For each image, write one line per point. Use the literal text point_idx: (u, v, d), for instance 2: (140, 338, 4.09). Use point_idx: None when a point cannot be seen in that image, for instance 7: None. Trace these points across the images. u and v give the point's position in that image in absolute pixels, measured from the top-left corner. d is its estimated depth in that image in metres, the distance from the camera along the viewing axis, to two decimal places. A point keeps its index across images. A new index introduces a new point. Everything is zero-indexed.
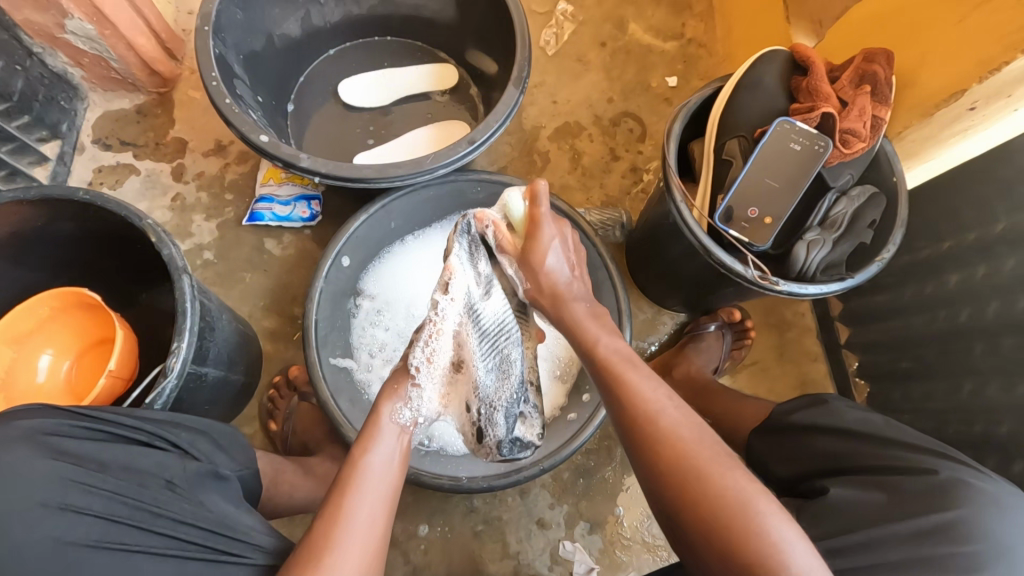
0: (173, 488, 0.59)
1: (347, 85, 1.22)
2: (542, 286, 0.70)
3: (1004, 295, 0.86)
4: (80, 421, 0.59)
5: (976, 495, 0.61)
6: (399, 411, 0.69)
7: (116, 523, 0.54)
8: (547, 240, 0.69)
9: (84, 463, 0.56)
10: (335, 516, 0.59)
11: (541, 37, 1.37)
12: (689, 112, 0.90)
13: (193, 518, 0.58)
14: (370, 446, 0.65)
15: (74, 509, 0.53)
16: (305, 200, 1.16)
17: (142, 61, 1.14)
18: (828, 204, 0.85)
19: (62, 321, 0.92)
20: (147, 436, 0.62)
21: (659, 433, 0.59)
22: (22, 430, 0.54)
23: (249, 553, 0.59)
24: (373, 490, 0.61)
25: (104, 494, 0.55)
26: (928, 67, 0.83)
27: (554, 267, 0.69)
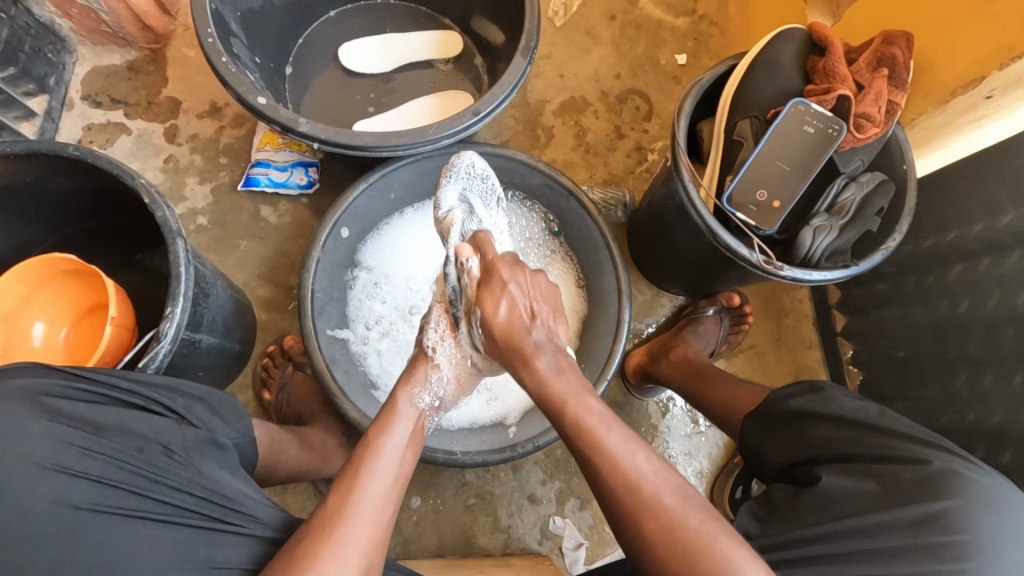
0: (171, 454, 0.59)
1: (347, 49, 1.18)
2: (505, 326, 0.67)
3: (1006, 286, 0.86)
4: (77, 382, 0.58)
5: (968, 486, 0.61)
6: (419, 396, 0.73)
7: (114, 487, 0.53)
8: (499, 292, 0.68)
9: (80, 426, 0.55)
10: (343, 502, 0.60)
11: (550, 7, 1.32)
12: (700, 91, 0.87)
13: (190, 486, 0.58)
14: (388, 429, 0.68)
15: (70, 472, 0.51)
16: (303, 167, 1.13)
17: (134, 15, 1.09)
18: (837, 189, 0.84)
19: (48, 288, 0.89)
20: (145, 399, 0.62)
21: (626, 488, 0.58)
22: (17, 388, 0.53)
23: (248, 524, 0.60)
24: (387, 471, 0.64)
25: (101, 457, 0.54)
26: (949, 52, 0.81)
27: (511, 308, 0.67)
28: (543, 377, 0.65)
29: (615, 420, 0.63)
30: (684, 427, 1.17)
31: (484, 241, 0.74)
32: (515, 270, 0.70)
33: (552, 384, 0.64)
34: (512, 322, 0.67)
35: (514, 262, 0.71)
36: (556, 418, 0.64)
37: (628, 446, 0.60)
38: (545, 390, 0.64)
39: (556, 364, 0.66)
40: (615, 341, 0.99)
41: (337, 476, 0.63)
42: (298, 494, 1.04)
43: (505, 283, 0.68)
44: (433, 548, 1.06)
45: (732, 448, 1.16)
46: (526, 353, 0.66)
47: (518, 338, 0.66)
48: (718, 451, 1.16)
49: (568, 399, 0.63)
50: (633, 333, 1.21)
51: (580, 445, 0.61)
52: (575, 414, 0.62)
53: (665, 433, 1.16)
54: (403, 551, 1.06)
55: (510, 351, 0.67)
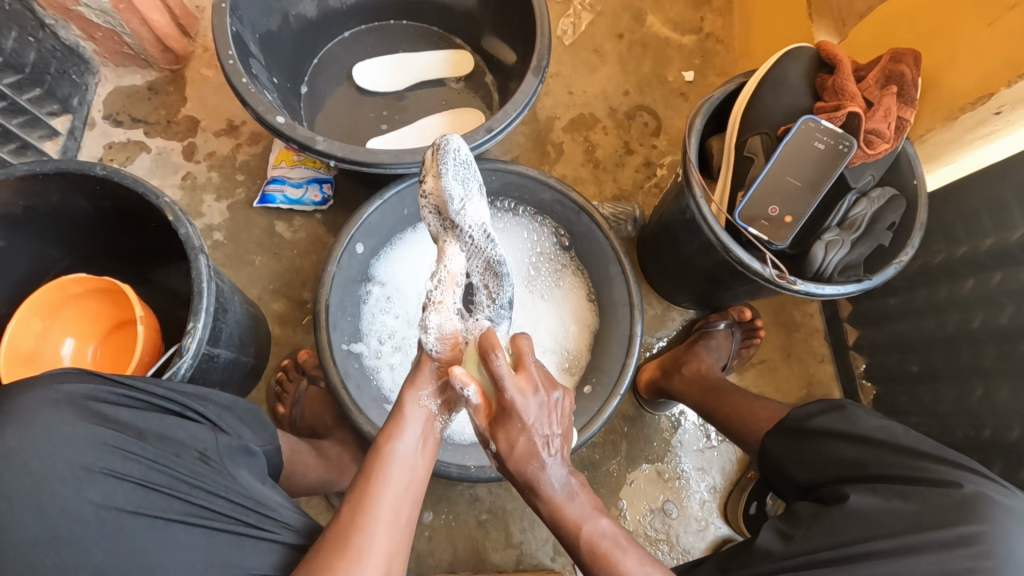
0: (206, 460, 0.59)
1: (361, 69, 1.21)
2: (517, 459, 0.66)
3: (1019, 301, 0.86)
4: (118, 388, 0.59)
5: (1000, 510, 0.61)
6: (425, 399, 0.70)
7: (153, 492, 0.54)
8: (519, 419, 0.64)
9: (123, 431, 0.56)
10: (357, 511, 0.60)
11: (558, 26, 1.35)
12: (710, 108, 0.89)
13: (224, 493, 0.58)
14: (395, 434, 0.67)
15: (115, 475, 0.53)
16: (317, 183, 1.15)
17: (156, 38, 1.12)
18: (848, 204, 0.85)
19: (66, 309, 0.90)
20: (181, 405, 0.62)
21: None
22: (64, 393, 0.55)
23: (282, 531, 0.60)
24: (399, 478, 0.64)
25: (142, 462, 0.55)
26: (956, 71, 0.82)
27: (525, 444, 0.65)
28: (557, 504, 0.66)
29: (630, 539, 0.67)
30: (697, 441, 1.16)
31: (494, 363, 0.64)
32: (536, 399, 0.65)
33: (564, 518, 0.66)
34: (523, 454, 0.65)
35: (533, 386, 0.66)
36: (567, 535, 0.66)
37: (640, 564, 0.64)
38: (559, 516, 0.66)
39: (568, 486, 0.67)
40: (627, 355, 0.99)
41: (350, 483, 0.63)
42: (311, 509, 1.04)
43: (524, 423, 0.65)
44: (444, 563, 1.06)
45: (745, 463, 1.15)
46: (540, 492, 0.66)
47: (531, 474, 0.66)
48: (731, 466, 1.15)
49: (583, 528, 0.66)
50: (644, 347, 1.21)
51: (594, 567, 0.65)
52: (590, 538, 0.65)
53: (677, 447, 1.15)
54: (415, 566, 1.05)
55: (521, 481, 0.67)
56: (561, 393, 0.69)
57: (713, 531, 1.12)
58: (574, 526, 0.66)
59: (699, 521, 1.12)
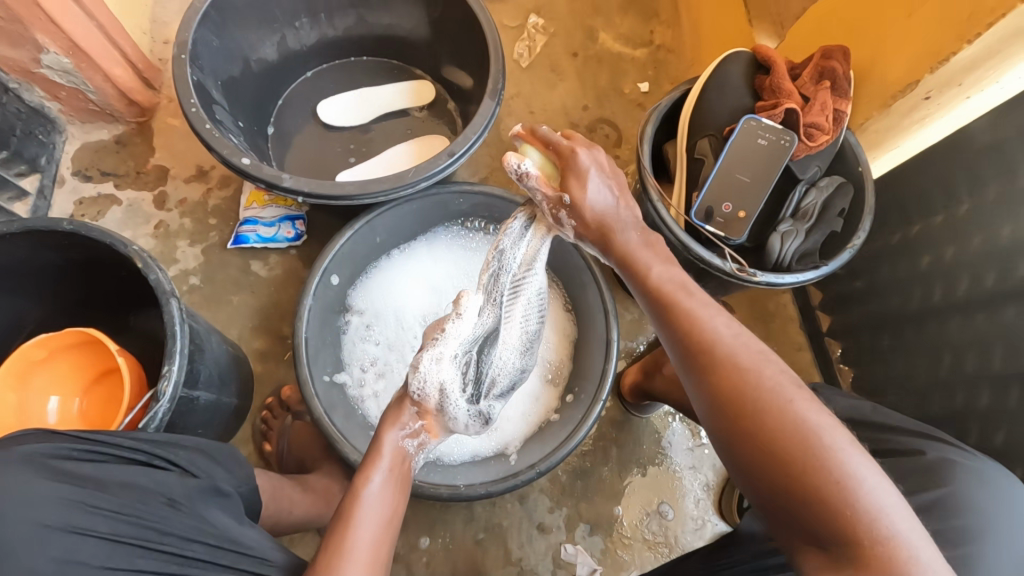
0: (176, 506, 0.60)
1: (325, 106, 1.24)
2: (599, 212, 0.65)
3: (973, 271, 0.89)
4: (78, 444, 0.59)
5: (964, 472, 0.63)
6: (401, 437, 0.69)
7: (122, 543, 0.55)
8: (586, 173, 0.65)
9: (86, 484, 0.56)
10: (333, 558, 0.58)
11: (514, 50, 1.40)
12: (659, 115, 0.93)
13: (198, 536, 0.59)
14: (369, 474, 0.65)
15: (80, 531, 0.53)
16: (290, 220, 1.17)
17: (120, 92, 1.15)
18: (799, 195, 0.89)
19: (38, 377, 0.90)
20: (148, 454, 0.63)
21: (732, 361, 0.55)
22: (20, 453, 0.54)
23: (265, 568, 0.62)
24: (372, 517, 0.62)
25: (109, 514, 0.55)
26: (885, 60, 0.86)
27: (601, 186, 0.65)
28: (632, 246, 0.65)
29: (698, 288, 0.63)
30: (686, 440, 1.17)
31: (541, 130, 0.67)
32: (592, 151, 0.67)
33: (640, 257, 0.65)
34: (592, 195, 0.65)
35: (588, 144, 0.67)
36: (637, 282, 0.65)
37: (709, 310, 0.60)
38: (636, 265, 0.64)
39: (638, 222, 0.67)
40: (606, 361, 1.01)
41: (328, 527, 0.62)
42: (306, 545, 1.03)
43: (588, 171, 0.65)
44: None
45: None
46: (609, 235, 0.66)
47: (611, 216, 0.66)
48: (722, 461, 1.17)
49: (652, 275, 0.63)
50: (625, 351, 1.23)
51: (662, 305, 0.61)
52: (659, 284, 0.62)
53: (667, 448, 1.16)
54: None
55: (602, 228, 0.66)
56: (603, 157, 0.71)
57: (711, 528, 1.13)
58: (649, 269, 0.64)
59: (696, 521, 1.13)
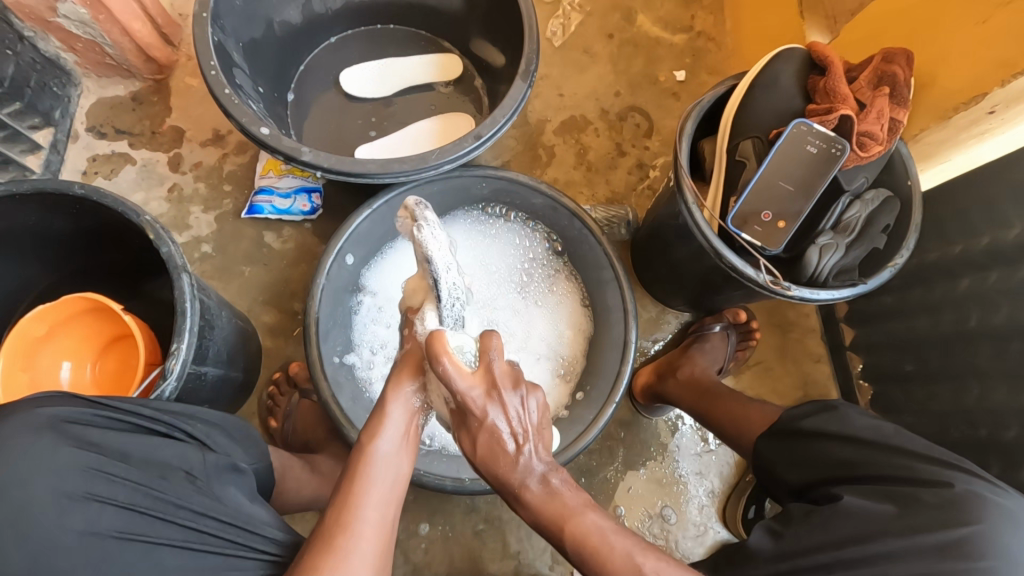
0: (193, 480, 0.58)
1: (348, 75, 1.19)
2: (485, 456, 0.62)
3: (1015, 300, 0.85)
4: (98, 409, 0.58)
5: (992, 509, 0.60)
6: (410, 396, 0.68)
7: (140, 514, 0.54)
8: (485, 417, 0.62)
9: (105, 452, 0.55)
10: (342, 516, 0.59)
11: (548, 28, 1.33)
12: (701, 111, 0.87)
13: (214, 512, 0.58)
14: (376, 433, 0.65)
15: (100, 500, 0.52)
16: (306, 193, 1.13)
17: (138, 47, 1.10)
18: (842, 206, 0.84)
19: (43, 353, 0.87)
20: (166, 425, 0.61)
21: None
22: (45, 417, 0.53)
23: (274, 547, 0.60)
24: (381, 482, 0.62)
25: (128, 484, 0.54)
26: (951, 67, 0.80)
27: (498, 435, 0.62)
28: (535, 508, 0.61)
29: (620, 529, 0.61)
30: (694, 445, 1.15)
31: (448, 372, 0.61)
32: (491, 400, 0.62)
33: (546, 510, 0.61)
34: (489, 437, 0.62)
35: (487, 387, 0.62)
36: (538, 520, 0.62)
37: (620, 538, 0.59)
38: (538, 517, 0.61)
39: (542, 476, 0.62)
40: (621, 363, 0.98)
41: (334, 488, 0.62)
42: (305, 523, 1.03)
43: (480, 417, 0.62)
44: (443, 574, 1.05)
45: (743, 466, 1.15)
46: (514, 489, 0.62)
47: (504, 469, 0.62)
48: (729, 470, 1.15)
49: (568, 519, 0.60)
50: (639, 351, 1.20)
51: (589, 565, 0.59)
52: (575, 534, 0.59)
53: (674, 452, 1.15)
54: None
55: (499, 485, 0.63)
56: (525, 392, 0.63)
57: (712, 535, 1.11)
58: (558, 518, 0.60)
59: (697, 527, 1.11)
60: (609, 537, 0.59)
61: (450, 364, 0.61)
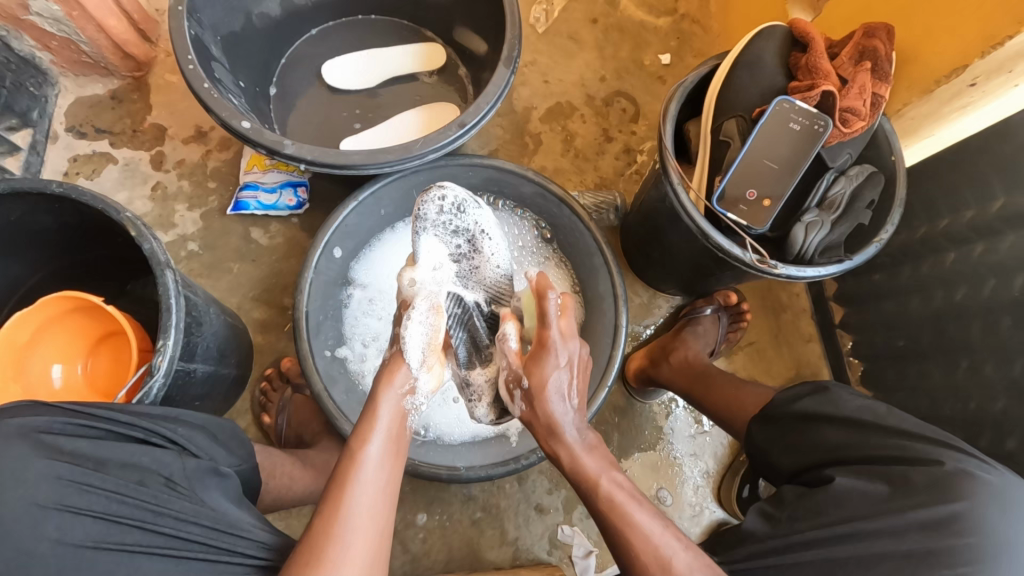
0: (172, 486, 0.58)
1: (330, 67, 1.18)
2: (542, 399, 0.70)
3: (1002, 273, 0.86)
4: (73, 419, 0.57)
5: (982, 487, 0.61)
6: (399, 388, 0.73)
7: (118, 523, 0.54)
8: (553, 356, 0.70)
9: (80, 462, 0.55)
10: (332, 518, 0.59)
11: (531, 14, 1.32)
12: (685, 92, 0.87)
13: (194, 518, 0.57)
14: (368, 436, 0.67)
15: (73, 509, 0.52)
16: (291, 187, 1.12)
17: (115, 44, 1.09)
18: (826, 184, 0.84)
19: (31, 363, 0.87)
20: (146, 430, 0.61)
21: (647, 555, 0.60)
22: (15, 427, 0.53)
23: (257, 553, 0.60)
24: (373, 482, 0.63)
25: (103, 493, 0.54)
26: (933, 41, 0.80)
27: (558, 381, 0.69)
28: (577, 453, 0.68)
29: (636, 493, 0.65)
30: (688, 428, 1.16)
31: (547, 308, 0.72)
32: (569, 343, 0.72)
33: (585, 462, 0.67)
34: (550, 385, 0.69)
35: (566, 334, 0.72)
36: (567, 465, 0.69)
37: (629, 496, 0.65)
38: (577, 466, 0.67)
39: (585, 438, 0.70)
40: (613, 347, 0.99)
41: (323, 493, 0.62)
42: (303, 517, 1.03)
43: (557, 359, 0.70)
44: (442, 564, 1.06)
45: (737, 446, 1.16)
46: (560, 437, 0.69)
47: (555, 415, 0.69)
48: (723, 451, 1.16)
49: (600, 479, 0.66)
50: (632, 336, 1.21)
51: (611, 520, 0.64)
52: (605, 489, 0.65)
53: (669, 435, 1.15)
54: (413, 569, 1.05)
55: (546, 431, 0.70)
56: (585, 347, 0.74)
57: (708, 515, 1.12)
58: (591, 470, 0.67)
59: (693, 508, 1.12)
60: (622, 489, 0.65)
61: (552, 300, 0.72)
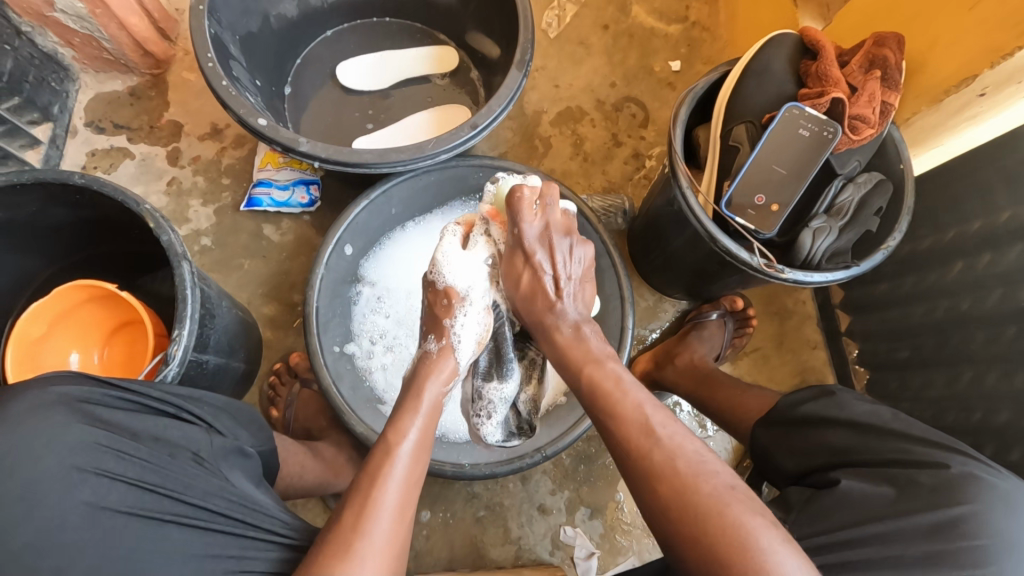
0: (200, 461, 0.60)
1: (344, 67, 1.20)
2: (523, 289, 0.74)
3: (1008, 283, 0.86)
4: (109, 391, 0.59)
5: (988, 490, 0.62)
6: (439, 380, 0.73)
7: (148, 491, 0.55)
8: (528, 249, 0.72)
9: (115, 431, 0.57)
10: (360, 512, 0.59)
11: (543, 19, 1.34)
12: (694, 98, 0.88)
13: (220, 492, 0.58)
14: (405, 429, 0.67)
15: (108, 474, 0.53)
16: (304, 185, 1.14)
17: (135, 42, 1.11)
18: (834, 191, 0.85)
19: (48, 352, 0.88)
20: (177, 406, 0.63)
21: (649, 447, 0.59)
22: (56, 395, 0.55)
23: (282, 531, 0.61)
24: (402, 477, 0.63)
25: (136, 462, 0.56)
26: (942, 52, 0.81)
27: (539, 275, 0.73)
28: (566, 344, 0.70)
29: (638, 385, 0.65)
30: (692, 431, 1.16)
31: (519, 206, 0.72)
32: (552, 237, 0.73)
33: (573, 352, 0.70)
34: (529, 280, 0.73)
35: (554, 229, 0.73)
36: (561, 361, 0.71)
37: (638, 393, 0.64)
38: (564, 358, 0.70)
39: (579, 329, 0.72)
40: (619, 349, 1.00)
41: (353, 484, 0.62)
42: (308, 511, 1.04)
43: (534, 256, 0.73)
44: (444, 561, 1.06)
45: (741, 451, 1.16)
46: (550, 329, 0.72)
47: (543, 302, 0.73)
48: (727, 455, 1.16)
49: (589, 367, 0.67)
50: (637, 339, 1.21)
51: (598, 407, 0.64)
52: (598, 377, 0.66)
53: None
54: (414, 566, 1.06)
55: (533, 313, 0.74)
56: (574, 239, 0.74)
57: None
58: (581, 363, 0.68)
59: None
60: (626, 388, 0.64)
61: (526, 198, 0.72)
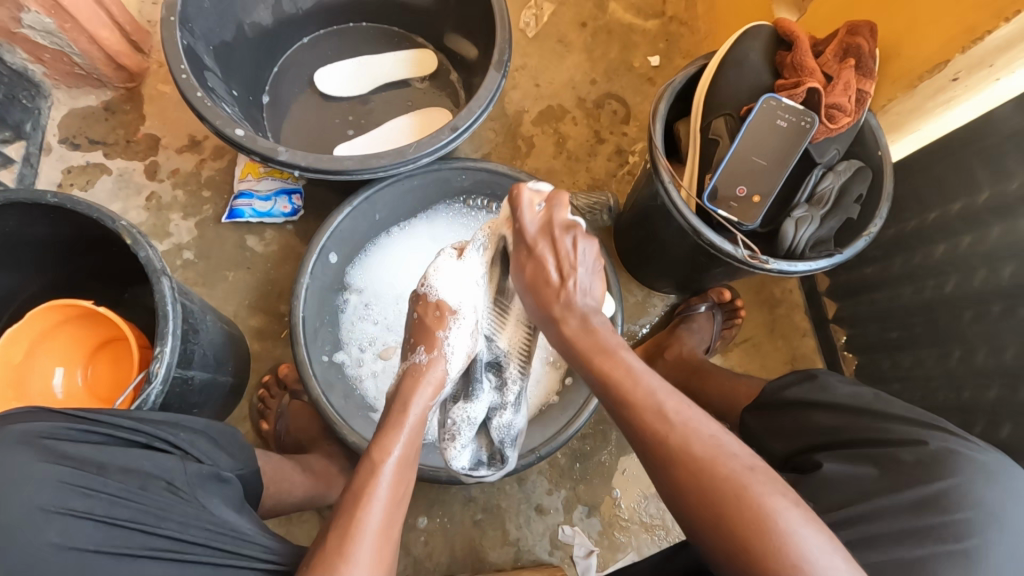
0: (174, 490, 0.58)
1: (322, 74, 1.19)
2: (531, 287, 0.71)
3: (990, 262, 0.87)
4: (76, 424, 0.58)
5: (968, 464, 0.63)
6: (425, 383, 0.73)
7: (120, 527, 0.54)
8: (517, 265, 0.73)
9: (82, 467, 0.55)
10: (344, 535, 0.58)
11: (521, 19, 1.34)
12: (673, 92, 0.88)
13: (197, 521, 0.57)
14: (390, 439, 0.67)
15: (76, 513, 0.52)
16: (286, 194, 1.13)
17: (107, 55, 1.09)
18: (814, 179, 0.85)
19: (32, 375, 0.87)
20: (148, 435, 0.62)
21: (683, 447, 0.57)
22: (17, 433, 0.53)
23: (263, 556, 0.59)
24: (387, 489, 0.63)
25: (106, 498, 0.54)
26: (914, 37, 0.82)
27: (543, 269, 0.70)
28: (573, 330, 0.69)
29: (681, 396, 0.61)
30: None
31: (520, 205, 0.73)
32: (549, 232, 0.71)
33: (590, 356, 0.66)
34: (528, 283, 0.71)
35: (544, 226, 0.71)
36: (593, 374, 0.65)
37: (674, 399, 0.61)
38: (601, 378, 0.64)
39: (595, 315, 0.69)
40: None
41: (337, 505, 0.62)
42: (304, 523, 1.03)
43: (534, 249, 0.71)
44: (444, 566, 1.06)
45: None
46: (558, 312, 0.69)
47: (547, 290, 0.69)
48: None
49: (615, 359, 0.65)
50: (628, 335, 1.21)
51: (646, 448, 0.60)
52: (640, 397, 0.61)
53: None
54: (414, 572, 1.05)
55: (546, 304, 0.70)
56: (575, 230, 0.71)
57: None
58: (616, 380, 0.63)
59: None
60: (644, 378, 0.62)
61: (527, 197, 0.73)
